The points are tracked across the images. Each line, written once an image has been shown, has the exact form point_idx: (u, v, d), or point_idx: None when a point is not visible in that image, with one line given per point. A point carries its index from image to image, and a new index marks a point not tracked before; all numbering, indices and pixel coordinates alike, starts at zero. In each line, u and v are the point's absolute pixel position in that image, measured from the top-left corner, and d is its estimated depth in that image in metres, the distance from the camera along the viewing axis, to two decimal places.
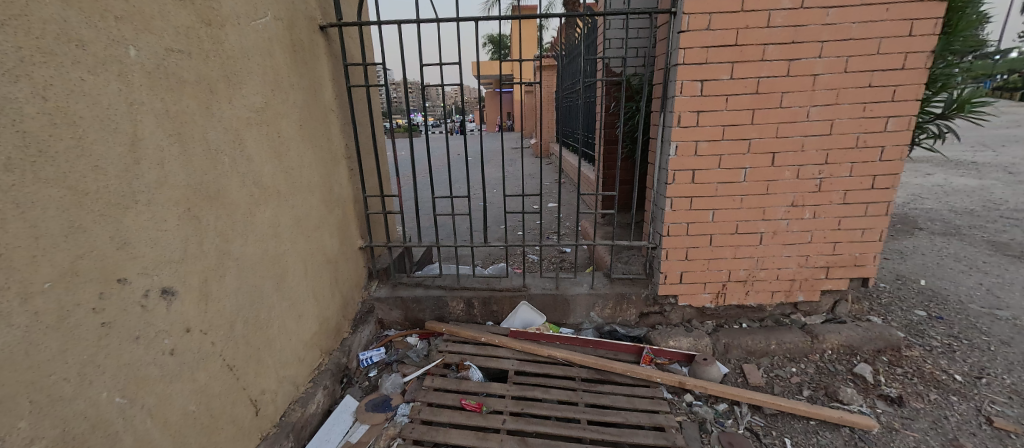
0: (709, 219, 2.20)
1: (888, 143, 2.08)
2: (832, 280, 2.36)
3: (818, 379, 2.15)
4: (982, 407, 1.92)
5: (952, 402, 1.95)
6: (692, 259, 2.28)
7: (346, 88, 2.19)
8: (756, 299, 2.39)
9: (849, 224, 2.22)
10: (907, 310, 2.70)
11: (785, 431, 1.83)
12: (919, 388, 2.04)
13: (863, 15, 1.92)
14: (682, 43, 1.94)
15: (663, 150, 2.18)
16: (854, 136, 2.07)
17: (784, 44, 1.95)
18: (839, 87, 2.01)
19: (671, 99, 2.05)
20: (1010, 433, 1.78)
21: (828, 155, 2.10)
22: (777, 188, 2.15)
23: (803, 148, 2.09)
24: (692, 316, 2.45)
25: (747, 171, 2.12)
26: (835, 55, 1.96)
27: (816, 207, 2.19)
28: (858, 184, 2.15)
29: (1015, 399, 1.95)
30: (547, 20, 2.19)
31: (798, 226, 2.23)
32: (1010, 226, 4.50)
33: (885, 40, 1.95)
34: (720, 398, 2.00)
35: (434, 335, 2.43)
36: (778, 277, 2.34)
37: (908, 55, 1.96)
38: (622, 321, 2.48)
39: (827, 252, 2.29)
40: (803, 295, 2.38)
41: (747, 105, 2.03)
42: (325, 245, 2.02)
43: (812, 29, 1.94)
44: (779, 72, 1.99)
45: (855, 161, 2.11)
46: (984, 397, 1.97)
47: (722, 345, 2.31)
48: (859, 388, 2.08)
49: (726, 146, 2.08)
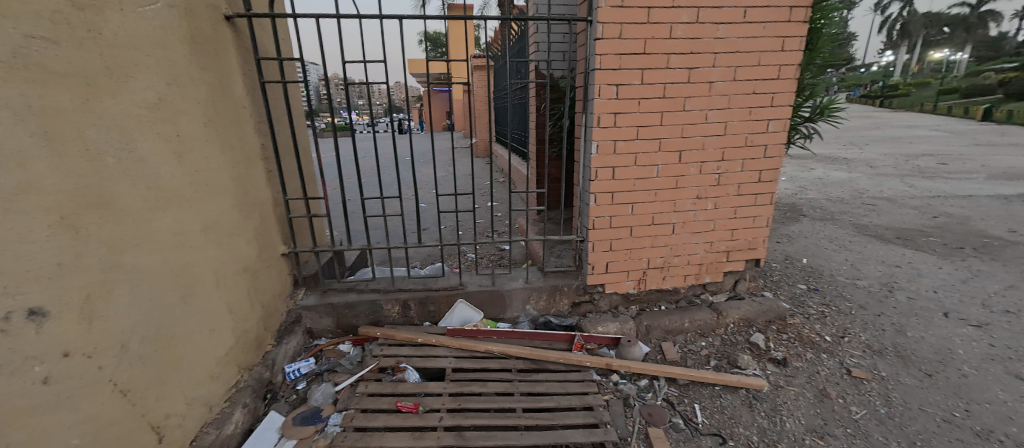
0: (629, 212, 2.39)
1: (771, 142, 2.42)
2: (732, 262, 2.69)
3: (722, 349, 2.45)
4: (844, 360, 2.33)
5: (822, 359, 2.34)
6: (615, 250, 2.46)
7: (260, 84, 2.04)
8: (671, 283, 2.64)
9: (743, 213, 2.56)
10: (793, 285, 3.17)
11: (695, 398, 2.07)
12: (799, 349, 2.42)
13: (747, 31, 2.21)
14: (599, 49, 2.09)
15: (586, 149, 2.33)
16: (743, 136, 2.38)
17: (684, 54, 2.18)
18: (731, 93, 2.29)
19: (591, 101, 2.20)
20: (863, 379, 2.19)
21: (724, 153, 2.39)
22: (684, 182, 2.40)
23: (704, 146, 2.35)
24: (618, 303, 2.64)
25: (659, 168, 2.34)
26: (726, 65, 2.24)
27: (717, 199, 2.48)
28: (748, 178, 2.48)
29: (867, 352, 2.40)
30: (483, 21, 2.20)
31: (704, 216, 2.51)
32: (868, 210, 5.47)
33: (764, 54, 2.27)
34: (641, 375, 2.19)
35: (368, 340, 2.35)
36: (688, 262, 2.61)
37: (781, 67, 2.30)
38: (556, 312, 2.61)
39: (727, 238, 2.61)
40: (710, 277, 2.70)
41: (658, 108, 2.24)
42: (242, 252, 1.87)
43: (707, 42, 2.19)
44: (682, 78, 2.22)
45: (745, 158, 2.43)
46: (846, 352, 2.39)
47: (644, 327, 2.53)
48: (754, 354, 2.40)
49: (641, 145, 2.28)
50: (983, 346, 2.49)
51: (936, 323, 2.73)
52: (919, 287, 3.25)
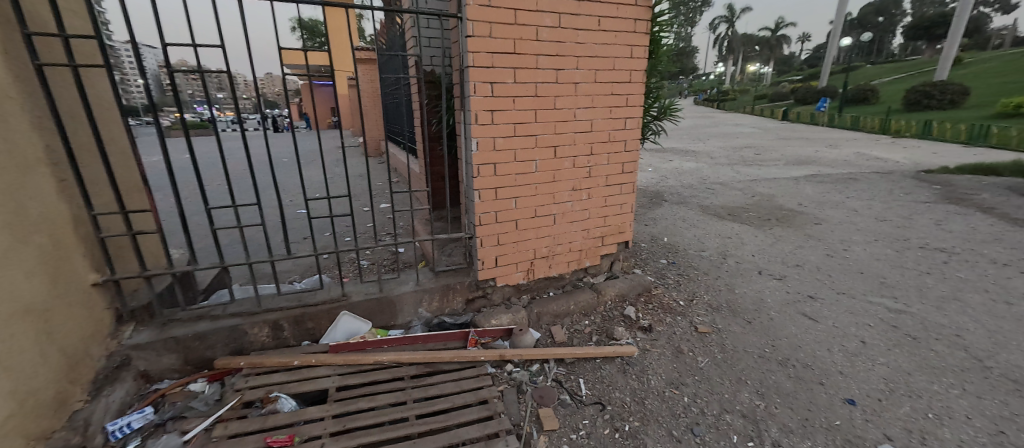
0: (513, 206, 2.48)
1: (629, 138, 2.75)
2: (607, 246, 2.99)
3: (602, 325, 2.72)
4: (693, 320, 2.79)
5: (678, 321, 2.77)
6: (503, 243, 2.53)
7: (34, 67, 1.57)
8: (556, 270, 2.83)
9: (612, 201, 2.86)
10: (656, 261, 3.67)
11: (580, 373, 2.25)
12: (661, 315, 2.82)
13: (602, 38, 2.46)
14: (470, 47, 2.11)
15: (467, 146, 2.34)
16: (607, 132, 2.66)
17: (551, 56, 2.33)
18: (594, 94, 2.53)
19: (467, 98, 2.21)
20: (706, 333, 2.65)
21: (592, 147, 2.64)
22: (560, 176, 2.58)
23: (575, 142, 2.56)
24: (510, 294, 2.72)
25: (537, 163, 2.47)
26: (587, 68, 2.46)
27: (589, 190, 2.73)
28: (614, 170, 2.78)
29: (710, 310, 2.91)
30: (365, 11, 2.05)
31: (580, 206, 2.73)
32: (709, 193, 6.63)
33: (617, 59, 2.55)
34: (533, 360, 2.30)
35: (229, 372, 2.02)
36: (570, 249, 2.82)
37: (632, 72, 2.63)
38: (450, 311, 2.58)
39: (601, 225, 2.89)
40: (589, 261, 2.96)
41: (531, 106, 2.35)
42: (19, 288, 1.42)
43: (569, 45, 2.37)
44: (550, 78, 2.37)
45: (610, 152, 2.71)
46: (694, 313, 2.87)
47: (535, 314, 2.66)
48: (628, 325, 2.72)
49: (518, 141, 2.37)
50: (784, 294, 3.22)
51: (754, 280, 3.44)
52: (743, 253, 4.05)
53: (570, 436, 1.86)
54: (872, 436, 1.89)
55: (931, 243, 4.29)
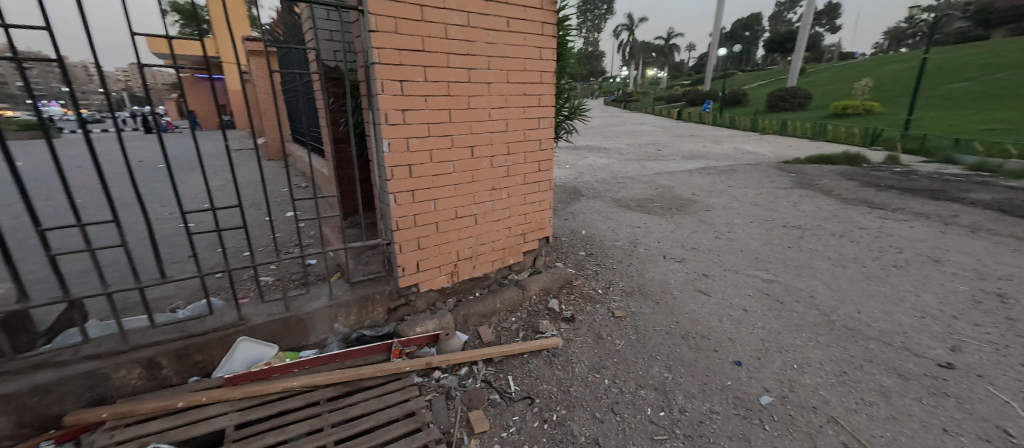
0: (432, 209, 2.41)
1: (543, 137, 2.85)
2: (529, 243, 3.06)
3: (528, 320, 2.77)
4: (610, 306, 2.98)
5: (597, 308, 2.94)
6: (424, 247, 2.45)
7: None
8: (481, 270, 2.82)
9: (531, 199, 2.93)
10: (576, 253, 3.86)
11: (509, 371, 2.27)
12: (582, 304, 2.97)
13: (512, 39, 2.50)
14: (374, 42, 1.99)
15: (378, 147, 2.21)
16: (522, 132, 2.71)
17: (461, 55, 2.30)
18: (507, 94, 2.56)
19: (375, 97, 2.09)
20: (622, 317, 2.85)
21: (509, 146, 2.67)
22: (479, 176, 2.57)
23: (491, 141, 2.56)
24: (435, 299, 2.64)
25: (455, 163, 2.43)
26: (499, 68, 2.48)
27: (509, 189, 2.76)
28: (531, 168, 2.85)
29: (624, 296, 3.14)
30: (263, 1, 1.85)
31: (500, 205, 2.75)
32: (619, 187, 7.16)
33: (527, 61, 2.62)
34: (461, 364, 2.27)
35: (91, 427, 1.67)
36: (493, 248, 2.83)
37: (542, 74, 2.72)
38: (370, 323, 2.43)
39: (522, 222, 2.94)
40: (513, 258, 3.00)
41: (445, 105, 2.30)
42: None
43: (480, 45, 2.37)
44: (463, 78, 2.34)
45: (526, 151, 2.78)
46: (611, 299, 3.07)
47: (461, 317, 2.62)
48: (552, 317, 2.81)
49: (434, 142, 2.31)
50: (685, 275, 3.59)
51: (660, 264, 3.80)
52: (650, 240, 4.44)
53: (501, 434, 1.86)
54: (755, 390, 2.20)
55: (791, 221, 5.12)
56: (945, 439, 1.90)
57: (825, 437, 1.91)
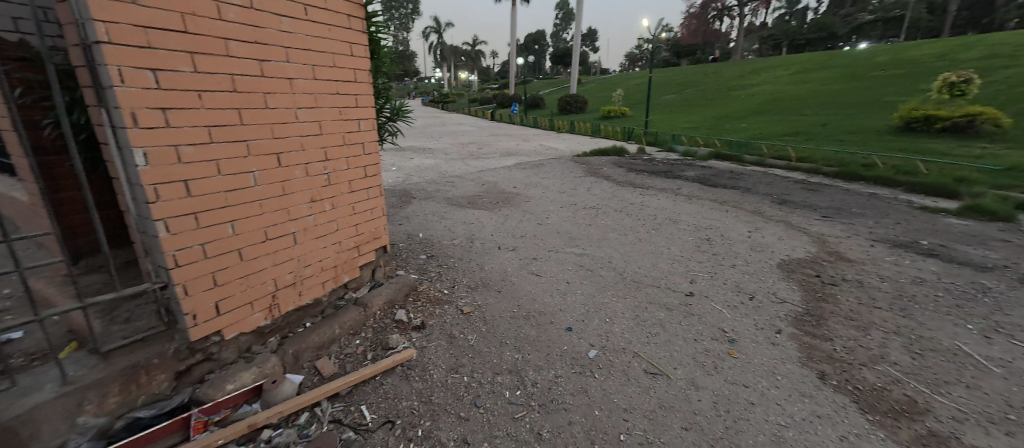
0: (230, 233, 1.94)
1: (366, 140, 2.67)
2: (364, 255, 2.83)
3: (375, 339, 2.54)
4: (458, 304, 3.03)
5: (445, 309, 2.94)
6: (224, 283, 1.96)
7: None
8: (309, 296, 2.45)
9: (360, 208, 2.71)
10: (416, 257, 3.81)
11: (360, 400, 2.06)
12: (430, 308, 2.92)
13: (313, 29, 2.22)
14: (95, 12, 1.43)
15: (127, 159, 1.64)
16: (340, 135, 2.47)
17: (247, 42, 1.91)
18: (315, 91, 2.28)
19: (108, 90, 1.53)
20: (470, 312, 2.92)
21: (326, 152, 2.39)
22: (292, 187, 2.21)
23: (303, 147, 2.24)
24: (250, 343, 2.17)
25: (256, 175, 2.02)
26: (300, 62, 2.17)
27: (332, 199, 2.48)
28: (356, 175, 2.63)
29: (469, 291, 3.23)
30: None
31: (324, 219, 2.45)
32: (449, 186, 7.32)
33: (336, 56, 2.38)
34: (299, 411, 1.95)
35: None
36: (322, 268, 2.50)
37: (356, 71, 2.54)
38: (148, 399, 1.82)
39: (354, 234, 2.70)
40: (348, 275, 2.72)
41: (232, 103, 1.88)
42: None
43: (271, 33, 2.01)
44: (253, 70, 1.95)
45: (348, 156, 2.55)
46: (457, 297, 3.12)
47: (291, 356, 2.22)
48: (400, 330, 2.66)
49: (220, 150, 1.85)
50: (517, 261, 3.94)
51: (496, 255, 4.06)
52: (484, 234, 4.69)
53: None
54: (584, 348, 2.57)
55: (590, 203, 6.20)
56: (701, 347, 2.62)
57: (635, 370, 2.38)
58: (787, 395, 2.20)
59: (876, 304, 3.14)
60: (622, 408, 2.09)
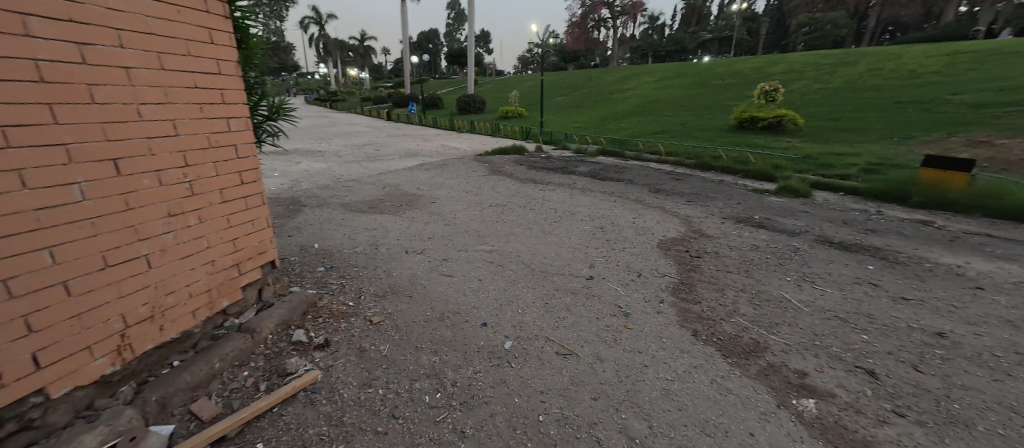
0: (46, 263, 1.54)
1: (239, 142, 2.38)
2: (247, 274, 2.52)
3: (270, 366, 2.23)
4: (365, 314, 2.83)
5: (352, 322, 2.73)
6: (42, 329, 1.55)
7: None
8: (174, 329, 2.08)
9: (237, 220, 2.40)
10: (312, 271, 3.53)
11: (255, 438, 1.79)
12: (334, 323, 2.68)
13: (156, 10, 1.89)
14: None
15: None
16: (204, 136, 2.16)
17: (55, 20, 1.54)
18: (164, 84, 1.95)
19: None
20: (380, 321, 2.76)
21: (186, 156, 2.06)
22: (140, 200, 1.86)
23: (152, 151, 1.90)
24: (92, 397, 1.75)
25: (83, 186, 1.64)
26: (139, 48, 1.83)
27: (198, 212, 2.15)
28: (229, 182, 2.32)
29: (378, 300, 3.05)
30: None
31: (189, 236, 2.10)
32: (346, 191, 6.80)
33: (191, 43, 2.07)
34: None
35: None
36: (191, 295, 2.15)
37: (219, 62, 2.25)
38: None
39: (231, 251, 2.38)
40: (227, 299, 2.39)
41: (37, 98, 1.51)
42: None
43: (94, 10, 1.65)
44: (68, 56, 1.58)
45: (217, 161, 2.24)
46: (364, 308, 2.93)
47: (154, 404, 1.84)
48: (301, 351, 2.38)
49: (21, 157, 1.47)
50: (426, 263, 3.83)
51: (404, 259, 3.91)
52: (389, 239, 4.47)
53: None
54: (500, 341, 2.60)
55: (495, 201, 6.31)
56: (603, 324, 2.85)
57: (548, 353, 2.49)
58: (674, 355, 2.51)
59: (734, 270, 3.77)
60: (538, 391, 2.17)
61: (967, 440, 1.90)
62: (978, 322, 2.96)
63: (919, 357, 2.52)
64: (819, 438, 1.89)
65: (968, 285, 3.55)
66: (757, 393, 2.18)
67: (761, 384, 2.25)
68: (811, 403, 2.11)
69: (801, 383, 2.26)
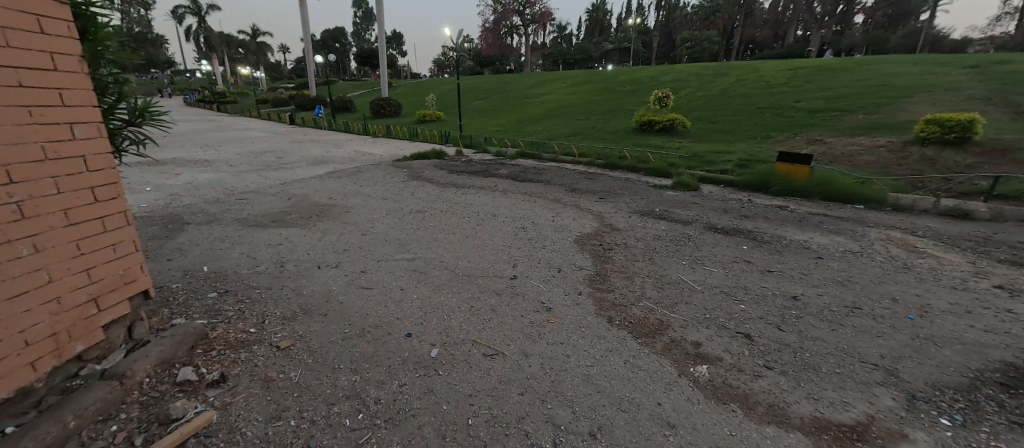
0: None
1: (87, 152, 2.02)
2: (109, 311, 2.15)
3: (147, 414, 1.92)
4: (271, 341, 2.59)
5: (254, 351, 2.47)
6: None
7: None
8: (5, 388, 1.70)
9: (92, 246, 2.03)
10: (203, 298, 3.13)
11: None
12: (231, 356, 2.41)
13: None
14: None
15: None
16: (37, 146, 1.81)
17: None
18: None
19: None
20: (288, 347, 2.54)
21: (10, 171, 1.71)
22: None
23: None
24: None
25: None
26: None
27: (32, 239, 1.78)
28: (76, 200, 1.96)
29: (285, 324, 2.80)
30: None
31: (20, 268, 1.74)
32: (242, 204, 6.09)
33: (9, 31, 1.71)
34: None
35: None
36: (28, 342, 1.78)
37: (53, 56, 1.89)
38: None
39: (85, 284, 2.01)
40: (84, 343, 2.01)
41: None
42: None
43: None
44: None
45: (57, 175, 1.88)
46: (269, 334, 2.67)
47: None
48: (189, 392, 2.09)
49: None
50: (342, 277, 3.59)
51: (315, 275, 3.63)
52: (297, 254, 4.11)
53: None
54: (426, 350, 2.55)
55: (415, 207, 6.15)
56: (527, 321, 2.95)
57: (474, 356, 2.51)
58: (592, 342, 2.69)
59: (640, 259, 4.16)
60: (467, 394, 2.18)
61: (816, 382, 2.34)
62: (820, 285, 3.65)
63: (782, 319, 3.04)
64: (710, 398, 2.18)
65: (814, 256, 4.37)
66: (662, 366, 2.45)
67: (665, 358, 2.53)
68: (704, 369, 2.43)
69: (696, 352, 2.59)
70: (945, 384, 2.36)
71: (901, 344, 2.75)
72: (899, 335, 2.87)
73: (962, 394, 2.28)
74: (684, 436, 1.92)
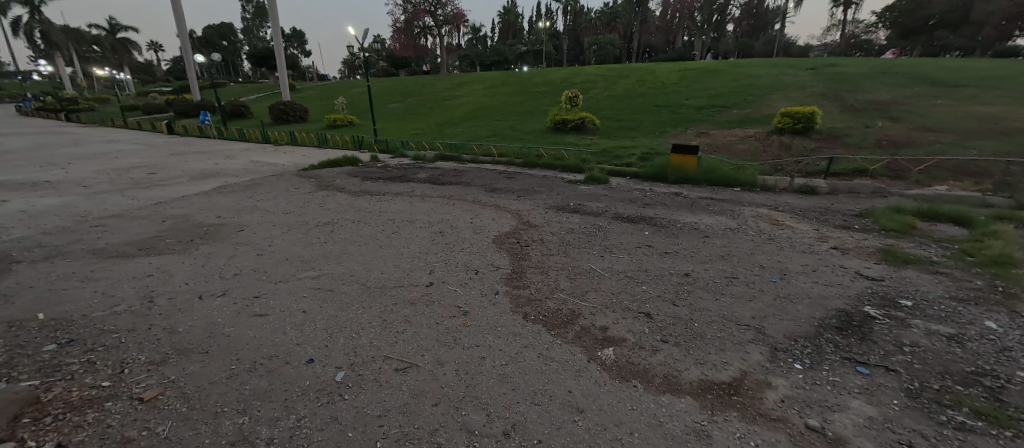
0: None
1: None
2: None
3: None
4: (130, 394, 2.18)
5: (107, 409, 2.06)
6: None
7: None
8: None
9: None
10: (34, 353, 2.53)
11: None
12: (73, 419, 1.98)
13: None
14: None
15: None
16: None
17: None
18: None
19: None
20: (154, 397, 2.16)
21: None
22: None
23: None
24: None
25: None
26: None
27: None
28: None
29: (151, 370, 2.38)
30: None
31: None
32: (99, 232, 5.07)
33: None
34: None
35: None
36: None
37: None
38: None
39: None
40: None
41: None
42: None
43: None
44: None
45: None
46: (129, 385, 2.24)
47: None
48: None
49: None
50: (230, 306, 3.16)
51: (195, 307, 3.15)
52: (173, 285, 3.52)
53: None
54: (330, 374, 2.36)
55: (323, 219, 5.65)
56: (442, 328, 2.87)
57: (385, 373, 2.37)
58: (508, 341, 2.71)
59: (556, 253, 4.31)
60: (376, 415, 2.05)
61: (702, 348, 2.63)
62: (707, 261, 4.13)
63: (676, 295, 3.36)
64: (615, 377, 2.33)
65: (702, 236, 4.92)
66: (573, 354, 2.55)
67: (576, 346, 2.64)
68: (610, 352, 2.58)
69: (603, 337, 2.75)
70: (798, 334, 2.81)
71: (767, 305, 3.22)
72: (765, 297, 3.35)
73: (810, 341, 2.74)
74: (592, 419, 2.02)
